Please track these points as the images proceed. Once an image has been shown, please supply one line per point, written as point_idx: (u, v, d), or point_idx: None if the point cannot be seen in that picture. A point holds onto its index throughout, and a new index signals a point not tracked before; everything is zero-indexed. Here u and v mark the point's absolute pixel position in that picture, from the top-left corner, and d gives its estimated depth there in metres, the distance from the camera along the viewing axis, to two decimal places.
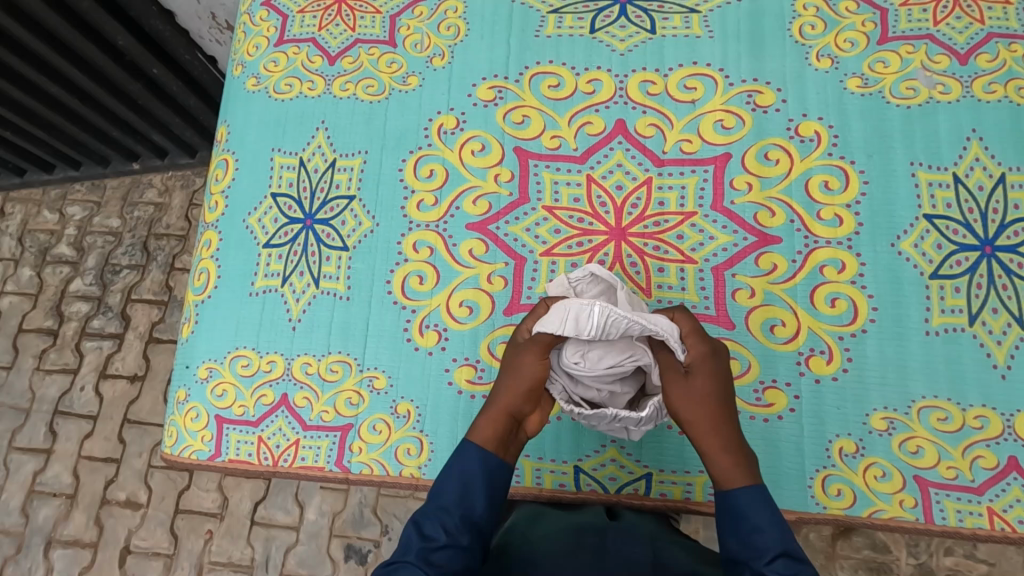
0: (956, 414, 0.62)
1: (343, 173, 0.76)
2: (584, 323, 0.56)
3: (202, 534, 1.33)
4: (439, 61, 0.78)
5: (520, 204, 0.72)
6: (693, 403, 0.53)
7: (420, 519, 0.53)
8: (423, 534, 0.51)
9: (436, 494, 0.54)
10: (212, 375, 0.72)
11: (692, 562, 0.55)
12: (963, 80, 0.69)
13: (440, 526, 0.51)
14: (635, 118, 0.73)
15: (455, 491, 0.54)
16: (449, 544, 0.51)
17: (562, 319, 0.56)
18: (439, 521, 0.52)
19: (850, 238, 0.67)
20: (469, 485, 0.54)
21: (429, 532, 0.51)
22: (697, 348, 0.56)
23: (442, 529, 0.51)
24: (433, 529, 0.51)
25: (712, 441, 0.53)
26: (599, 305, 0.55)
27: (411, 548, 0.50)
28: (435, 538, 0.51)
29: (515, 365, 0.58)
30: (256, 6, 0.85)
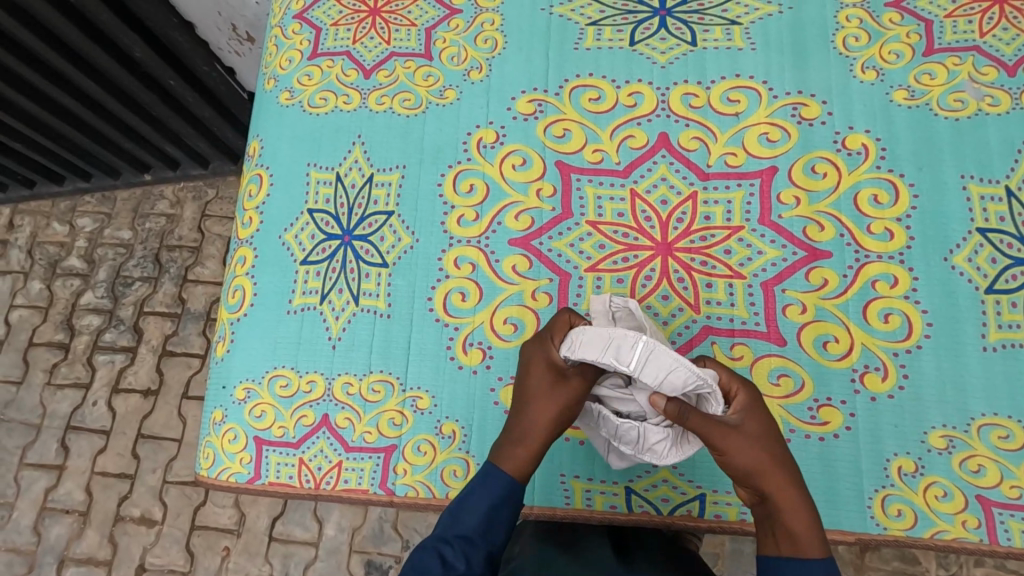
0: (1017, 432, 0.60)
1: (380, 188, 0.75)
2: (656, 373, 0.53)
3: (219, 551, 1.30)
4: (477, 75, 0.77)
5: (563, 219, 0.71)
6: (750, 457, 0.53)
7: (439, 543, 0.56)
8: (443, 561, 0.54)
9: (461, 515, 0.57)
10: (250, 396, 0.71)
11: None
12: (1012, 92, 0.68)
13: (462, 555, 0.55)
14: (678, 131, 0.73)
15: (479, 519, 0.56)
16: (467, 573, 0.54)
17: (637, 360, 0.53)
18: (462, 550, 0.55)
19: (902, 252, 0.66)
20: (495, 513, 0.57)
21: (450, 560, 0.54)
22: (743, 396, 0.56)
23: (463, 559, 0.54)
24: (454, 557, 0.54)
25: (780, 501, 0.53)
26: (644, 339, 0.53)
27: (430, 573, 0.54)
28: (456, 566, 0.54)
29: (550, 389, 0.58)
30: (289, 19, 0.84)
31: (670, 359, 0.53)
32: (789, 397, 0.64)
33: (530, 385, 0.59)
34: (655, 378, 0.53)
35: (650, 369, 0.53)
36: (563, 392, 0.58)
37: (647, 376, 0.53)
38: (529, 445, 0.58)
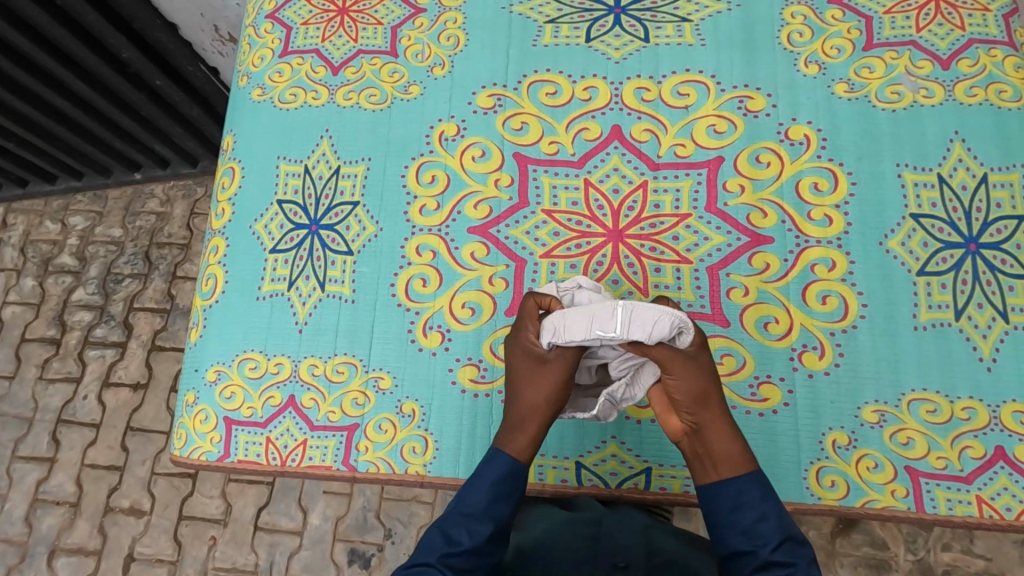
0: (944, 406, 0.64)
1: (347, 180, 0.78)
2: (645, 328, 0.54)
3: (206, 540, 1.33)
4: (440, 71, 0.81)
5: (520, 208, 0.74)
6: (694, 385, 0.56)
7: (446, 525, 0.56)
8: (447, 537, 0.55)
9: (465, 498, 0.57)
10: (221, 378, 0.74)
11: (680, 544, 0.61)
12: (946, 84, 0.72)
13: (465, 530, 0.55)
14: (630, 123, 0.76)
15: (484, 497, 0.56)
16: (470, 549, 0.54)
17: (622, 324, 0.54)
18: (464, 526, 0.55)
19: (840, 237, 0.69)
20: (499, 491, 0.56)
21: (452, 536, 0.55)
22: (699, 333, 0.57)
23: (466, 534, 0.55)
24: (458, 534, 0.55)
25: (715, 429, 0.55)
26: (621, 305, 0.54)
27: (434, 552, 0.54)
28: (460, 543, 0.54)
29: (534, 377, 0.59)
30: (262, 19, 0.87)
31: (652, 311, 0.54)
32: (731, 375, 0.67)
33: (516, 375, 0.61)
34: (645, 333, 0.54)
35: (638, 329, 0.54)
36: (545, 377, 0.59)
37: (636, 334, 0.54)
38: (527, 429, 0.59)
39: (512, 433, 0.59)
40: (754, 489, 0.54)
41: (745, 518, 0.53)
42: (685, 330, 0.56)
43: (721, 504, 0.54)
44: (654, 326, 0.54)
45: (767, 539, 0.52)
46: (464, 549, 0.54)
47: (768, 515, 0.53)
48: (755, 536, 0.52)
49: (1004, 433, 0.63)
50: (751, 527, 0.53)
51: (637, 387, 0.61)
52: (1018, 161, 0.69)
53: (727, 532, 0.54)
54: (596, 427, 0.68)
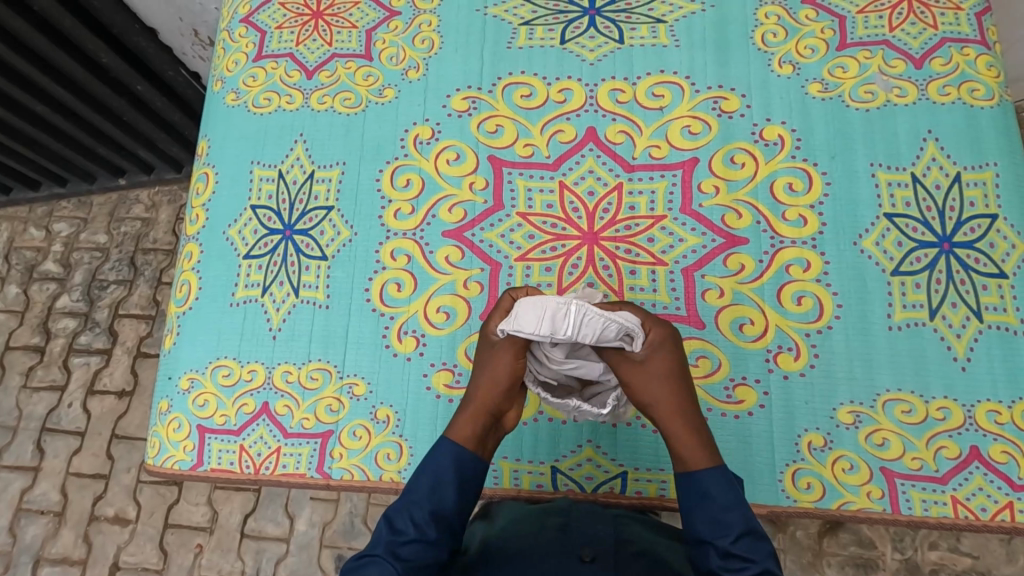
0: (919, 407, 0.64)
1: (321, 185, 0.78)
2: (593, 332, 0.55)
3: (191, 548, 1.32)
4: (414, 74, 0.80)
5: (495, 211, 0.74)
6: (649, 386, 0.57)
7: (392, 512, 0.54)
8: (392, 528, 0.53)
9: (412, 486, 0.55)
10: (194, 386, 0.73)
11: (653, 535, 0.59)
12: (919, 83, 0.72)
13: (408, 519, 0.53)
14: (605, 125, 0.75)
15: (426, 490, 0.55)
16: (416, 538, 0.52)
17: (573, 324, 0.54)
18: (408, 514, 0.53)
19: (815, 237, 0.69)
20: (443, 479, 0.55)
21: (399, 525, 0.53)
22: (658, 332, 0.58)
23: (410, 522, 0.53)
24: (404, 523, 0.53)
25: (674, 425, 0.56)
26: (576, 304, 0.54)
27: (380, 542, 0.53)
28: (404, 532, 0.52)
29: (490, 363, 0.59)
30: (235, 24, 0.87)
31: (603, 319, 0.55)
32: (706, 377, 0.67)
33: (479, 361, 0.60)
34: (594, 336, 0.55)
35: (590, 333, 0.55)
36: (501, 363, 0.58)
37: (586, 337, 0.55)
38: (474, 414, 0.58)
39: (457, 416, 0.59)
40: (714, 481, 0.53)
41: (712, 508, 0.52)
42: (635, 335, 0.57)
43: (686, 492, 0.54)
44: (607, 325, 0.55)
45: (731, 529, 0.51)
46: (408, 537, 0.52)
47: (731, 506, 0.52)
48: (719, 526, 0.51)
49: (979, 433, 0.63)
50: (716, 517, 0.52)
51: (626, 386, 0.64)
52: (990, 159, 0.69)
53: (692, 519, 0.53)
54: (570, 431, 0.68)
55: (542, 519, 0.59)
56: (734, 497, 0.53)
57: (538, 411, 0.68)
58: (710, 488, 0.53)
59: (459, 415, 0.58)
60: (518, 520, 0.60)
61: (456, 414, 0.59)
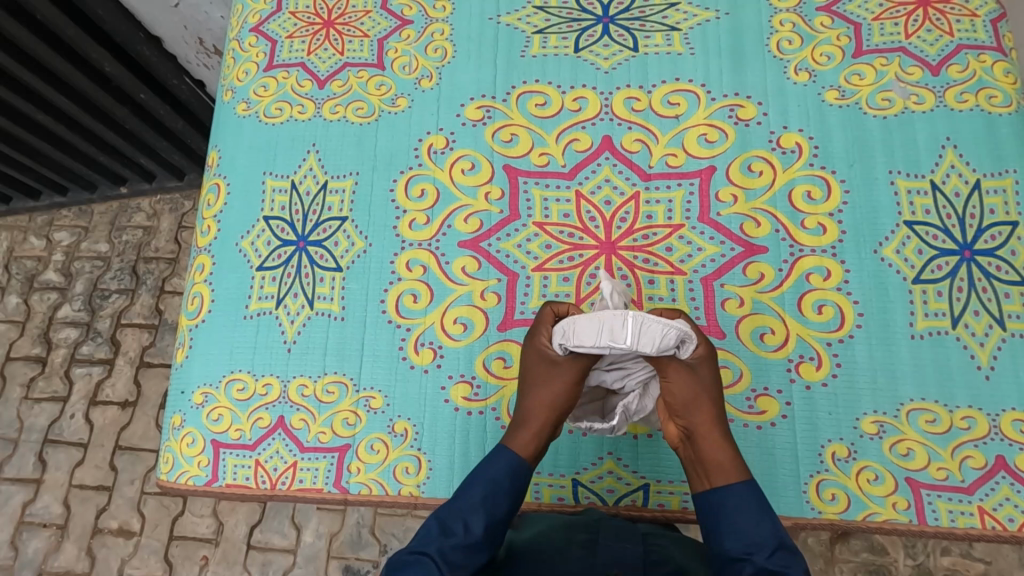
0: (944, 416, 0.63)
1: (334, 195, 0.77)
2: (652, 341, 0.55)
3: (197, 561, 1.30)
4: (427, 83, 0.80)
5: (511, 221, 0.73)
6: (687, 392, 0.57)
7: (444, 514, 0.55)
8: (443, 528, 0.53)
9: (463, 492, 0.56)
10: (208, 400, 0.72)
11: (686, 558, 0.57)
12: (936, 90, 0.72)
13: (462, 522, 0.54)
14: (621, 133, 0.75)
15: (479, 495, 0.56)
16: (465, 541, 0.53)
17: (632, 337, 0.54)
18: (462, 518, 0.54)
19: (835, 246, 0.69)
20: (498, 488, 0.56)
21: (448, 527, 0.54)
22: (703, 348, 0.59)
23: (463, 526, 0.53)
24: (454, 524, 0.54)
25: (705, 435, 0.56)
26: (633, 314, 0.55)
27: (430, 541, 0.53)
28: (456, 534, 0.53)
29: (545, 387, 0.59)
30: (245, 33, 0.86)
31: (657, 328, 0.55)
32: (728, 388, 0.66)
33: (530, 377, 0.61)
34: (654, 346, 0.55)
35: (644, 345, 0.55)
36: (555, 390, 0.59)
37: (646, 346, 0.55)
38: (535, 431, 0.59)
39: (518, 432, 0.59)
40: (747, 496, 0.54)
41: (742, 522, 0.53)
42: (688, 343, 0.57)
43: (716, 506, 0.54)
44: (664, 332, 0.55)
45: (762, 544, 0.51)
46: (459, 540, 0.53)
47: (761, 521, 0.52)
48: (750, 542, 0.51)
49: (1005, 443, 0.62)
50: (746, 532, 0.52)
51: (648, 400, 0.62)
52: (1009, 166, 0.69)
53: (721, 535, 0.53)
54: (591, 443, 0.67)
55: (569, 534, 0.58)
56: (763, 513, 0.53)
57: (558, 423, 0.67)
58: (741, 503, 0.53)
59: (520, 430, 0.59)
60: (542, 535, 0.59)
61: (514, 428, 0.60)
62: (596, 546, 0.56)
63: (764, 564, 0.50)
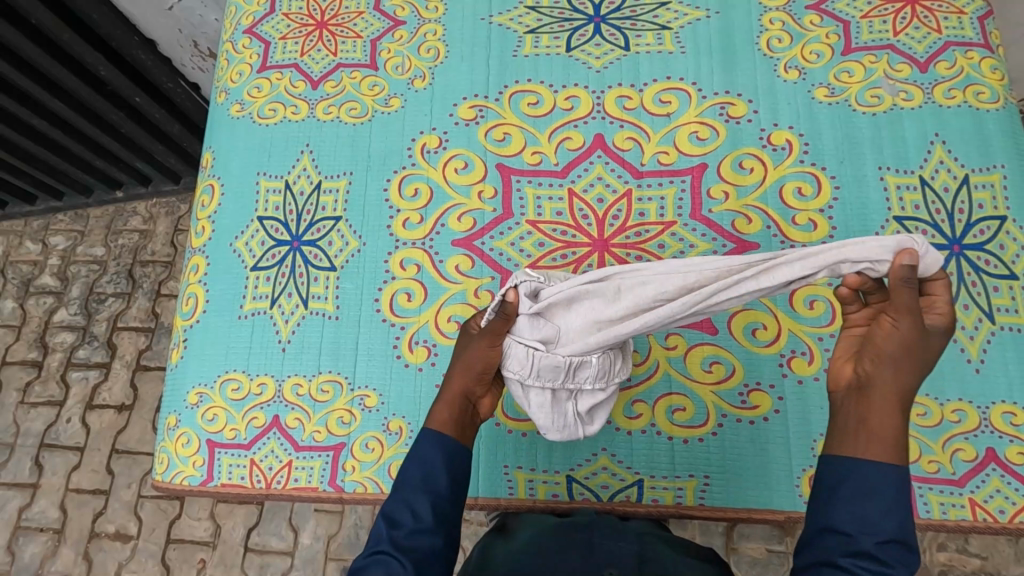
0: (934, 410, 0.64)
1: (328, 195, 0.77)
2: None
3: (194, 564, 1.30)
4: (420, 83, 0.80)
5: (504, 219, 0.74)
6: (898, 347, 0.44)
7: (388, 506, 0.51)
8: (391, 519, 0.50)
9: (402, 480, 0.52)
10: (203, 400, 0.72)
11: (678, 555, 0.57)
12: (925, 87, 0.73)
13: (408, 510, 0.50)
14: (613, 132, 0.75)
15: (419, 475, 0.51)
16: (416, 527, 0.49)
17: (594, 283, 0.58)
18: (408, 505, 0.50)
19: (826, 242, 0.69)
20: (433, 465, 0.52)
21: (397, 517, 0.50)
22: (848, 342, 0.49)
23: (410, 513, 0.50)
24: (400, 514, 0.50)
25: (887, 403, 0.44)
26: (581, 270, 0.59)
27: (382, 537, 0.49)
28: (404, 523, 0.49)
29: (466, 352, 0.55)
30: (239, 35, 0.86)
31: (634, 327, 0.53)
32: (721, 384, 0.66)
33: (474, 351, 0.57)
34: None
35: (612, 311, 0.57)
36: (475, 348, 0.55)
37: None
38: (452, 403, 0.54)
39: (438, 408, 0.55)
40: None
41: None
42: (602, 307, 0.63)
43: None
44: None
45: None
46: (407, 529, 0.49)
47: None
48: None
49: (995, 435, 0.63)
50: None
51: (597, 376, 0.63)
52: (997, 161, 0.70)
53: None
54: (585, 440, 0.67)
55: (567, 534, 0.59)
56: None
57: None
58: None
59: (436, 404, 0.55)
60: (541, 535, 0.59)
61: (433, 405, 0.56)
62: (593, 546, 0.56)
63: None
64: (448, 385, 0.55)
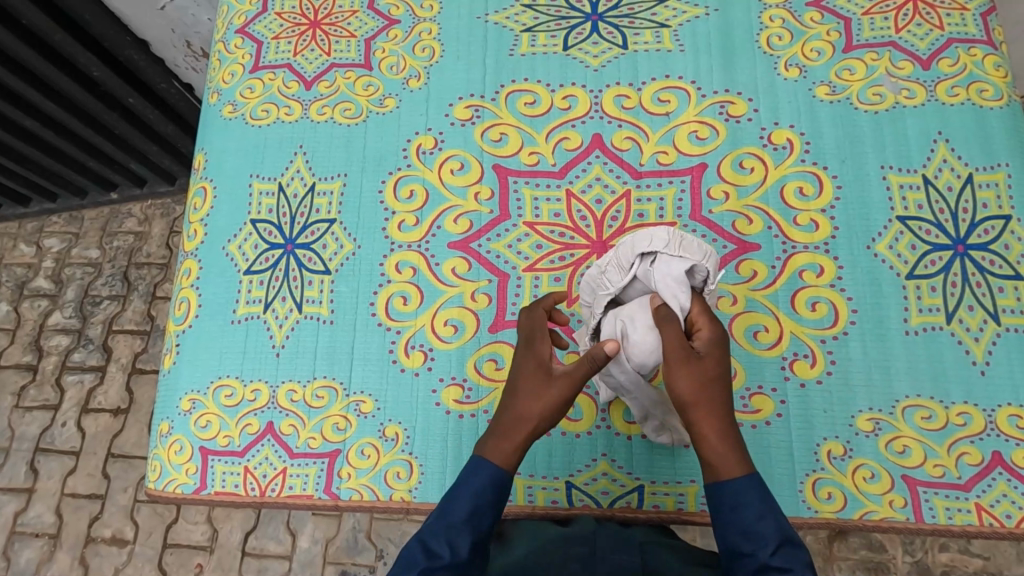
0: (939, 413, 0.63)
1: (323, 197, 0.76)
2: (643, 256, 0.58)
3: (191, 568, 1.29)
4: (416, 83, 0.79)
5: (501, 221, 0.73)
6: (694, 386, 0.50)
7: (428, 534, 0.50)
8: (429, 551, 0.49)
9: (447, 510, 0.51)
10: (196, 407, 0.71)
11: (682, 564, 0.56)
12: (927, 84, 0.72)
13: (448, 542, 0.49)
14: (611, 132, 0.74)
15: (465, 508, 0.51)
16: (454, 563, 0.48)
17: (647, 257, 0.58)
18: (448, 537, 0.50)
19: (827, 242, 0.68)
20: (482, 503, 0.51)
21: (434, 549, 0.49)
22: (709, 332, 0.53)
23: (449, 546, 0.49)
24: (439, 545, 0.49)
25: (710, 425, 0.50)
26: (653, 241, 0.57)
27: (416, 564, 0.48)
28: (441, 554, 0.48)
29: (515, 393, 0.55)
30: (231, 34, 0.85)
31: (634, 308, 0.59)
32: None
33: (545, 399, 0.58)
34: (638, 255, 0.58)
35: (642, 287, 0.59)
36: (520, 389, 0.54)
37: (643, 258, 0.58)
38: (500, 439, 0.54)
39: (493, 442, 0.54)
40: (751, 490, 0.49)
41: (745, 517, 0.48)
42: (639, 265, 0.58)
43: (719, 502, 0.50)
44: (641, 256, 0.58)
45: (766, 539, 0.47)
46: (447, 562, 0.48)
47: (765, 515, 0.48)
48: (755, 537, 0.48)
49: (1001, 438, 0.62)
50: (750, 527, 0.48)
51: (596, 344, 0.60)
52: (1002, 160, 0.68)
53: (725, 531, 0.49)
54: (585, 445, 0.66)
55: (566, 548, 0.57)
56: (767, 506, 0.49)
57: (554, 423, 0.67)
58: (743, 497, 0.49)
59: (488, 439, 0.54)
60: (539, 548, 0.58)
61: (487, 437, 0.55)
62: (595, 562, 0.55)
63: (768, 560, 0.47)
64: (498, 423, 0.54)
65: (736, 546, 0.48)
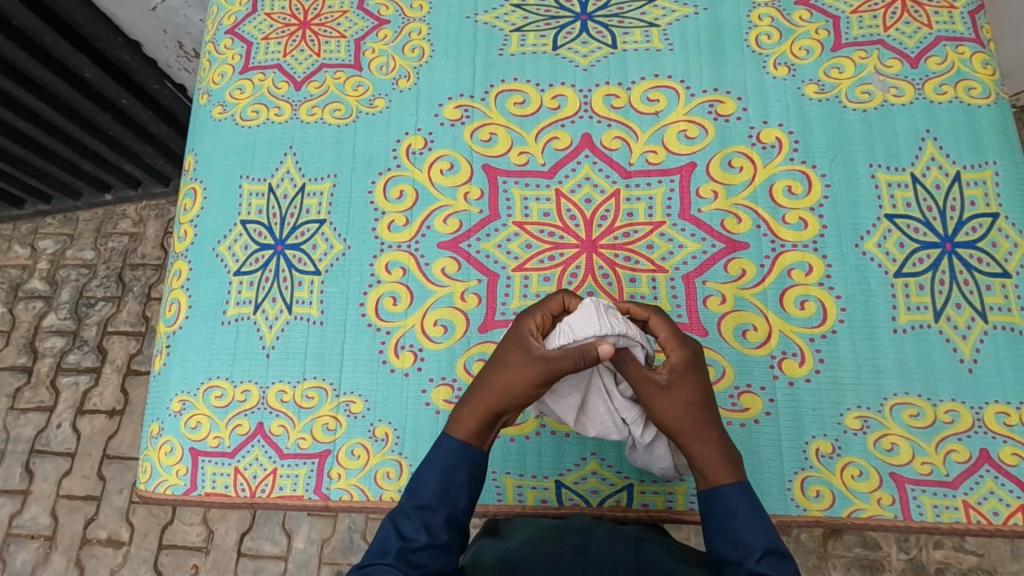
0: (927, 410, 0.63)
1: (313, 198, 0.76)
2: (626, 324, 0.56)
3: (187, 569, 1.29)
4: (405, 83, 0.79)
5: (491, 221, 0.73)
6: (682, 411, 0.54)
7: (400, 517, 0.53)
8: (402, 534, 0.51)
9: (415, 492, 0.54)
10: (186, 408, 0.71)
11: (672, 560, 0.56)
12: (915, 82, 0.72)
13: (421, 526, 0.52)
14: (600, 131, 0.74)
15: (436, 490, 0.54)
16: (429, 544, 0.51)
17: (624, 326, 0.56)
18: (421, 521, 0.52)
19: (816, 240, 0.68)
20: (454, 481, 0.54)
21: (408, 532, 0.52)
22: (679, 355, 0.55)
23: (423, 529, 0.52)
24: (412, 529, 0.52)
25: (702, 446, 0.54)
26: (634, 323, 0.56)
27: (391, 549, 0.51)
28: (415, 538, 0.51)
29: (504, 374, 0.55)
30: (220, 35, 0.85)
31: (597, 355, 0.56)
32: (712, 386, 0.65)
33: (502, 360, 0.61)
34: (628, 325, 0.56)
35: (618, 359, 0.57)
36: (513, 371, 0.54)
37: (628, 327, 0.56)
38: (480, 418, 0.55)
39: (459, 414, 0.56)
40: (737, 497, 0.52)
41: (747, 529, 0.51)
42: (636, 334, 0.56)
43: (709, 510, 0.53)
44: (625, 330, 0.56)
45: (756, 550, 0.50)
46: (422, 543, 0.51)
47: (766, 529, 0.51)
48: (742, 546, 0.50)
49: (988, 436, 0.62)
50: (744, 539, 0.51)
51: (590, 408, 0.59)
52: (990, 158, 0.69)
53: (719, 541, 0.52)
54: (574, 444, 0.66)
55: (557, 539, 0.57)
56: (757, 516, 0.51)
57: (542, 423, 0.67)
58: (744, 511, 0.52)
59: (460, 412, 0.56)
60: (529, 540, 0.58)
61: (457, 410, 0.57)
62: (587, 551, 0.55)
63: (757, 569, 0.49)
64: (476, 397, 0.56)
65: (725, 554, 0.51)
